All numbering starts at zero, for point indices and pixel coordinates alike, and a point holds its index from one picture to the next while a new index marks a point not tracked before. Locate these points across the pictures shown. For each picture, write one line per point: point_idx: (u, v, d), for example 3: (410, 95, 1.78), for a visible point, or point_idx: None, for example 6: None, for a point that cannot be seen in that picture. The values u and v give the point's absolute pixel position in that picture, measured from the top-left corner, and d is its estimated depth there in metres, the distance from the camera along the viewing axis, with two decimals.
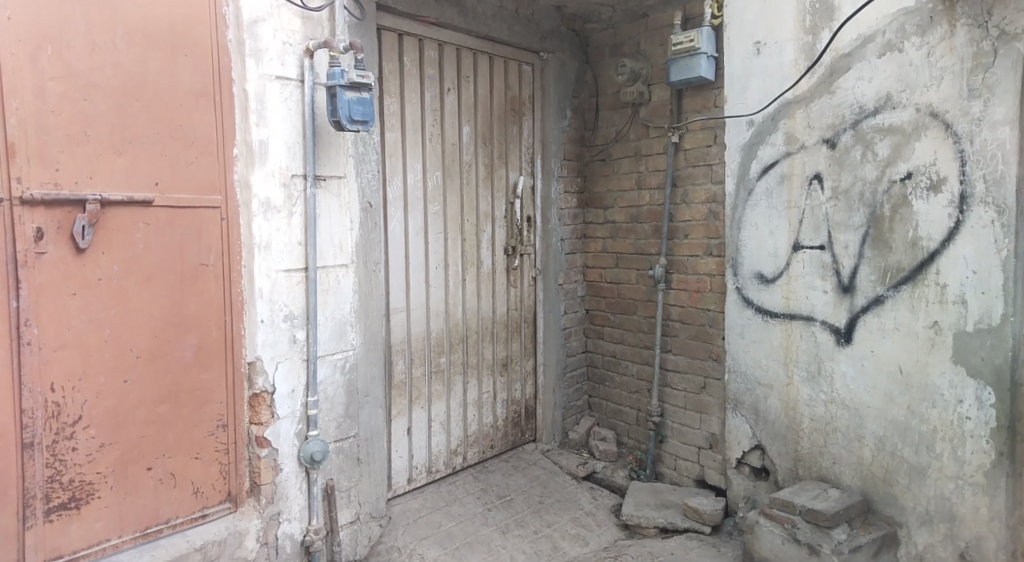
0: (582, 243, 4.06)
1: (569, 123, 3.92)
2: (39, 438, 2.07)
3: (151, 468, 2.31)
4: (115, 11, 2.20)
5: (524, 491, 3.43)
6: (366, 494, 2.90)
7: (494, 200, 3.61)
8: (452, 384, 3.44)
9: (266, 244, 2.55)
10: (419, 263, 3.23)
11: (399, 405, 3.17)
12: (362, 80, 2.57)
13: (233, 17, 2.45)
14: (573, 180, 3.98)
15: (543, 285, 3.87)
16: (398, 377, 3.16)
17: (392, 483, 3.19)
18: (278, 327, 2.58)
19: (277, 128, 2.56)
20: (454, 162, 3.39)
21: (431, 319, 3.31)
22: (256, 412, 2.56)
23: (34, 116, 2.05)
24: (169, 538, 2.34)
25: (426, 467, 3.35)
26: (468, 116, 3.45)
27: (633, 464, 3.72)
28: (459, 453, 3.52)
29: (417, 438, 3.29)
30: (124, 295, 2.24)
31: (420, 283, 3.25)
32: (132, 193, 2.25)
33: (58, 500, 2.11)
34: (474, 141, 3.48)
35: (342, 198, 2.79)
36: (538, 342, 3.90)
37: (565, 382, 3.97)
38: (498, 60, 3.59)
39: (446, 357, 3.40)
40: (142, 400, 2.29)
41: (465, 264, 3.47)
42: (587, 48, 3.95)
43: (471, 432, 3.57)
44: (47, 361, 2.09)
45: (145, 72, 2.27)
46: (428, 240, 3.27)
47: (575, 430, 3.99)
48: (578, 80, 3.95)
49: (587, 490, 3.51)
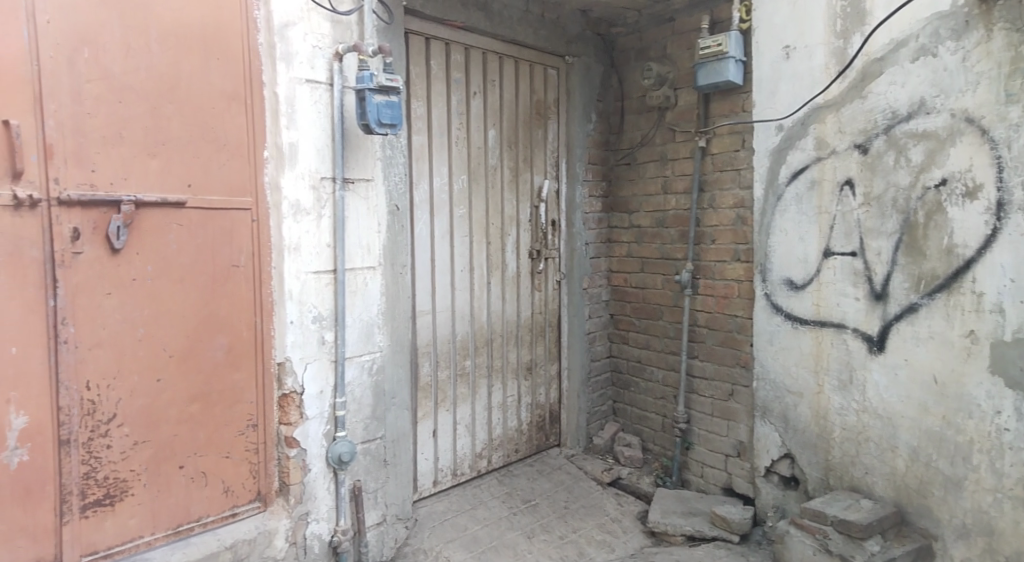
0: (607, 248, 4.04)
1: (595, 126, 3.91)
2: (75, 435, 2.11)
3: (183, 467, 2.34)
4: (151, 15, 2.24)
5: (549, 496, 3.41)
6: (393, 496, 2.91)
7: (519, 203, 3.61)
8: (477, 388, 3.43)
9: (296, 246, 2.56)
10: (445, 266, 3.24)
11: (424, 407, 3.18)
12: (391, 84, 2.57)
13: (264, 20, 2.48)
14: (598, 184, 3.97)
15: (568, 289, 3.86)
16: (424, 379, 3.16)
17: (417, 485, 3.20)
18: (306, 328, 2.59)
19: (306, 131, 2.58)
20: (481, 165, 3.40)
21: (456, 322, 3.31)
22: (285, 412, 2.57)
23: (72, 117, 2.10)
24: (200, 536, 2.37)
25: (451, 469, 3.35)
26: (494, 119, 3.45)
27: (659, 471, 3.69)
28: (484, 456, 3.52)
29: (442, 441, 3.29)
30: (157, 294, 2.28)
31: (446, 286, 3.25)
32: (165, 194, 2.29)
33: (93, 497, 2.15)
34: (500, 144, 3.49)
35: (369, 200, 2.80)
36: (563, 347, 3.89)
37: (590, 387, 3.94)
38: (524, 64, 3.59)
39: (471, 360, 3.40)
40: (174, 399, 2.31)
41: (491, 267, 3.48)
42: (612, 52, 3.94)
43: (496, 435, 3.57)
44: (82, 359, 2.13)
45: (179, 74, 2.31)
46: (454, 243, 3.27)
47: (600, 435, 3.97)
48: (603, 84, 3.94)
49: (613, 496, 3.49)
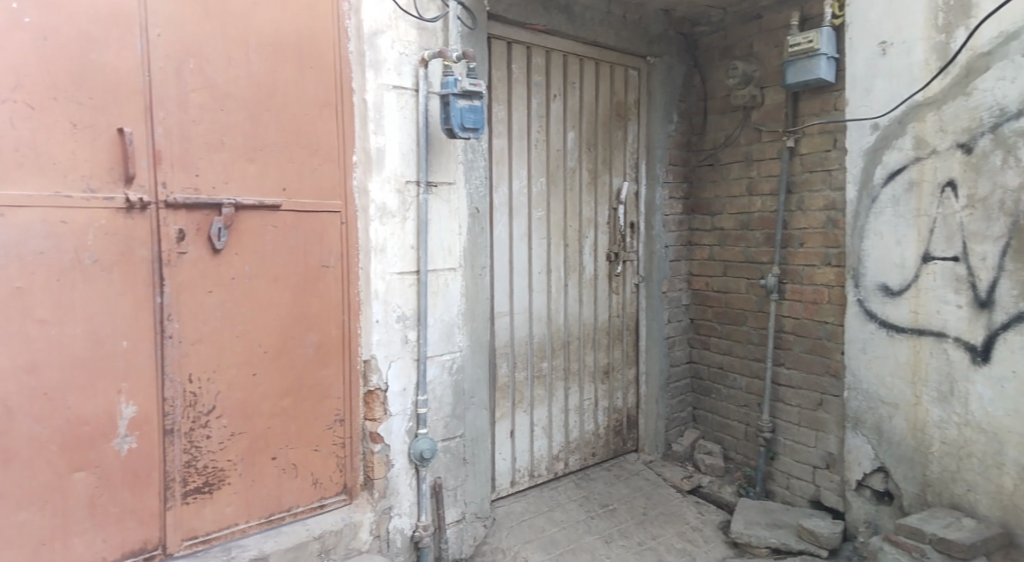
0: (687, 251, 3.97)
1: (676, 127, 3.84)
2: (178, 425, 2.25)
3: (275, 458, 2.44)
4: (250, 27, 2.36)
5: (627, 501, 3.38)
6: (472, 494, 2.95)
7: (597, 206, 3.60)
8: (554, 390, 3.44)
9: (382, 247, 2.64)
10: (523, 268, 3.26)
11: (502, 407, 3.20)
12: (474, 88, 2.60)
13: (355, 29, 2.57)
14: (679, 186, 3.90)
15: (646, 293, 3.82)
16: (502, 380, 3.19)
17: (496, 485, 3.23)
18: (390, 327, 2.66)
19: (393, 136, 2.65)
20: (559, 168, 3.40)
21: (533, 324, 3.32)
22: (370, 408, 2.65)
23: (178, 125, 2.24)
24: (290, 526, 2.47)
25: (528, 470, 3.36)
26: (573, 121, 3.45)
27: (742, 481, 3.58)
28: (561, 459, 3.51)
29: (520, 442, 3.31)
30: (254, 293, 2.40)
31: (524, 287, 3.27)
32: (261, 197, 2.40)
33: (193, 484, 2.27)
34: (578, 146, 3.48)
35: (451, 203, 2.85)
36: (641, 351, 3.85)
37: (669, 393, 3.89)
38: (604, 66, 3.57)
39: (548, 362, 3.41)
40: (268, 394, 2.42)
41: (568, 270, 3.47)
42: (695, 51, 3.87)
43: (573, 438, 3.56)
44: (186, 353, 2.27)
45: (275, 83, 2.42)
46: (532, 245, 3.29)
47: (679, 442, 3.90)
48: (685, 84, 3.87)
49: (693, 505, 3.42)
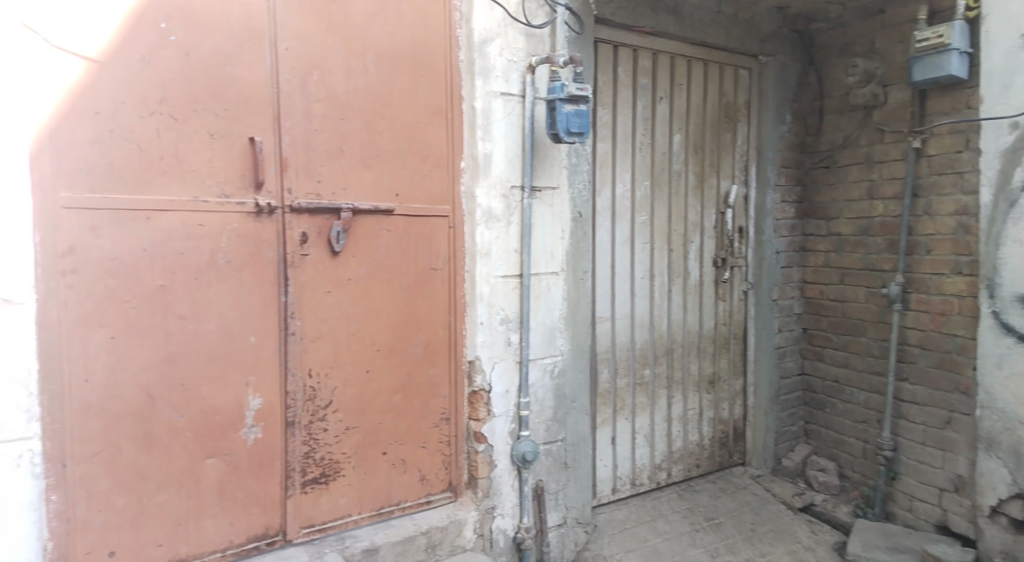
0: (800, 257, 3.81)
1: (788, 128, 3.70)
2: (299, 417, 2.37)
3: (386, 453, 2.53)
4: (369, 39, 2.46)
5: (733, 515, 3.28)
6: (573, 499, 2.95)
7: (704, 210, 3.52)
8: (657, 398, 3.38)
9: (487, 251, 2.68)
10: (625, 273, 3.23)
11: (603, 413, 3.19)
12: (581, 93, 2.61)
13: (465, 38, 2.64)
14: (792, 189, 3.75)
15: (755, 300, 3.70)
16: (603, 386, 3.17)
17: (597, 491, 3.21)
18: (494, 329, 2.71)
19: (500, 141, 2.69)
20: (665, 171, 3.35)
21: (636, 329, 3.29)
22: (474, 408, 2.70)
23: (303, 134, 2.37)
24: (399, 519, 2.55)
25: (629, 479, 3.32)
26: (679, 124, 3.39)
27: (859, 501, 3.41)
28: (663, 469, 3.45)
29: (621, 449, 3.28)
30: (368, 293, 2.50)
31: (626, 292, 3.25)
32: (376, 202, 2.50)
33: (312, 475, 2.39)
34: (685, 149, 3.42)
35: (554, 207, 2.86)
36: (749, 361, 3.73)
37: (779, 405, 3.72)
38: (713, 66, 3.49)
39: (650, 370, 3.36)
40: (380, 391, 2.52)
41: (672, 276, 3.41)
42: (811, 49, 3.72)
43: (676, 448, 3.49)
44: (306, 349, 2.39)
45: (390, 93, 2.51)
46: (635, 250, 3.26)
47: (789, 458, 3.74)
48: (800, 84, 3.73)
49: (806, 523, 3.29)
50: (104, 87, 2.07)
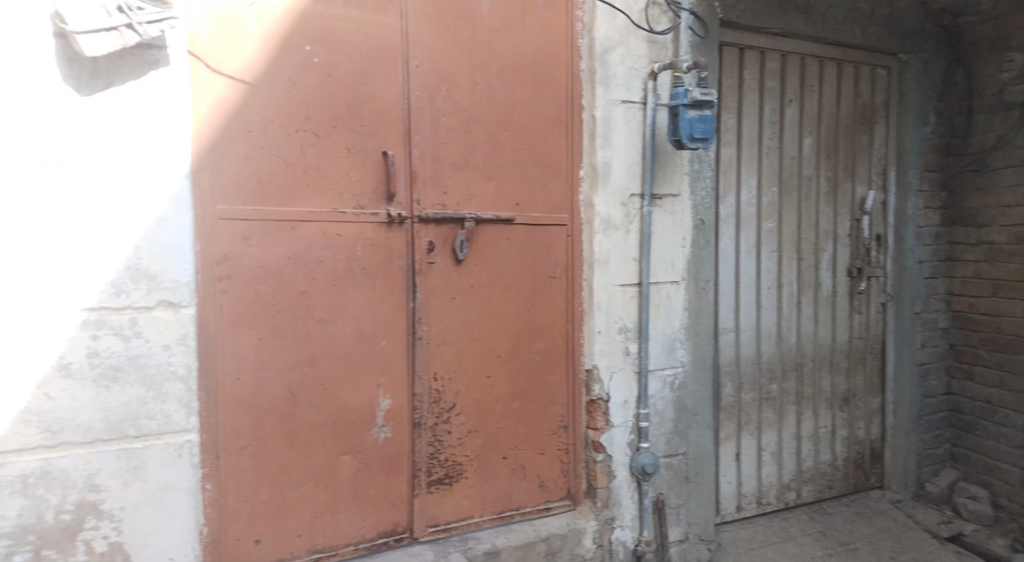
0: (946, 267, 3.56)
1: (932, 129, 3.48)
2: (425, 419, 2.46)
3: (506, 458, 2.58)
4: (494, 53, 2.52)
5: (871, 542, 3.11)
6: (695, 515, 2.88)
7: (837, 217, 3.36)
8: (785, 414, 3.25)
9: (605, 260, 2.69)
10: (751, 283, 3.13)
11: (727, 429, 3.09)
12: (705, 98, 2.54)
13: (587, 48, 2.65)
14: (936, 195, 3.52)
15: (895, 314, 3.48)
16: (727, 400, 3.08)
17: (721, 508, 3.10)
18: (612, 338, 2.71)
19: (619, 149, 2.70)
20: (793, 176, 3.22)
21: (762, 341, 3.17)
22: (593, 417, 2.71)
23: (431, 147, 2.46)
24: (519, 524, 2.59)
25: (755, 497, 3.19)
26: (810, 127, 3.25)
27: (1018, 534, 3.13)
28: (792, 489, 3.29)
29: (747, 466, 3.16)
30: (489, 300, 2.56)
31: (752, 303, 3.14)
32: (498, 212, 2.56)
33: (436, 475, 2.48)
34: (816, 154, 3.28)
35: (676, 215, 2.82)
36: (887, 379, 3.52)
37: (921, 427, 3.51)
38: (847, 66, 3.34)
39: (778, 385, 3.23)
40: (500, 396, 2.57)
41: (801, 286, 3.27)
42: (959, 45, 3.49)
43: (806, 468, 3.32)
44: (432, 353, 2.49)
45: (513, 105, 2.56)
46: (761, 259, 3.15)
47: (934, 483, 3.51)
48: (945, 83, 3.50)
49: (955, 556, 3.09)
50: (255, 108, 2.24)
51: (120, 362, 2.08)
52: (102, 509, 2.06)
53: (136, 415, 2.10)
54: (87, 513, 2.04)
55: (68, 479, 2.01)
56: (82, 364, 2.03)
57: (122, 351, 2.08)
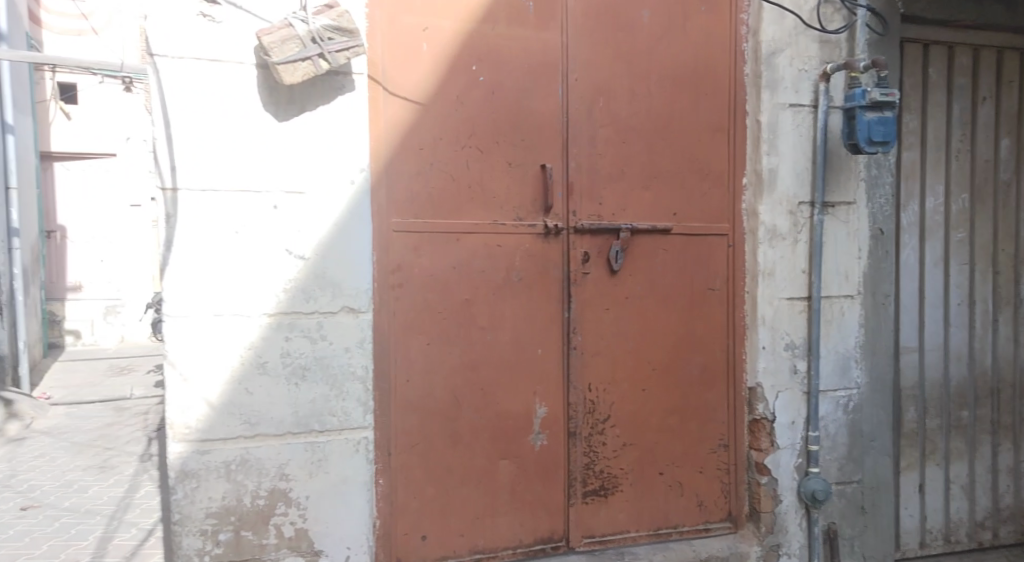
0: None
1: None
2: (580, 429, 2.49)
3: (662, 474, 2.55)
4: (654, 62, 2.51)
5: None
6: (873, 548, 2.67)
7: None
8: (978, 444, 2.93)
9: (770, 271, 2.57)
10: (937, 298, 2.86)
11: (909, 457, 2.83)
12: (887, 98, 2.37)
13: (752, 51, 2.58)
14: None
15: None
16: (909, 426, 2.83)
17: (901, 544, 2.83)
18: (778, 355, 2.59)
19: (786, 155, 2.57)
20: (988, 182, 2.92)
21: (951, 362, 2.89)
22: (757, 438, 2.61)
23: (588, 158, 2.48)
24: (677, 542, 2.55)
25: (943, 534, 2.89)
26: (1008, 127, 2.95)
27: None
28: (987, 528, 2.94)
29: (932, 499, 2.88)
30: (645, 311, 2.53)
31: (938, 320, 2.87)
32: (655, 222, 2.53)
33: (591, 486, 2.50)
34: (1015, 156, 2.96)
35: (851, 224, 2.64)
36: None
37: None
38: None
39: (969, 412, 2.92)
40: (656, 410, 2.54)
41: (998, 303, 2.95)
42: None
43: (1004, 506, 2.96)
44: (586, 364, 2.49)
45: (672, 113, 2.53)
46: (948, 272, 2.87)
47: None
48: None
49: None
50: (426, 127, 2.36)
51: (308, 362, 2.27)
52: (291, 497, 2.25)
53: (321, 411, 2.28)
54: (278, 499, 2.24)
55: (262, 467, 2.22)
56: (277, 363, 2.24)
57: (310, 352, 2.27)
